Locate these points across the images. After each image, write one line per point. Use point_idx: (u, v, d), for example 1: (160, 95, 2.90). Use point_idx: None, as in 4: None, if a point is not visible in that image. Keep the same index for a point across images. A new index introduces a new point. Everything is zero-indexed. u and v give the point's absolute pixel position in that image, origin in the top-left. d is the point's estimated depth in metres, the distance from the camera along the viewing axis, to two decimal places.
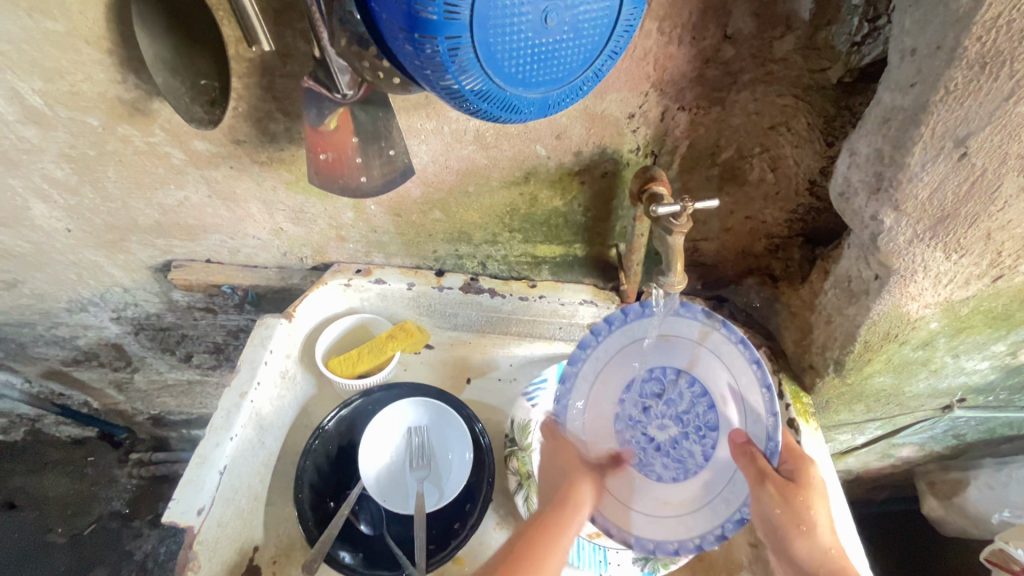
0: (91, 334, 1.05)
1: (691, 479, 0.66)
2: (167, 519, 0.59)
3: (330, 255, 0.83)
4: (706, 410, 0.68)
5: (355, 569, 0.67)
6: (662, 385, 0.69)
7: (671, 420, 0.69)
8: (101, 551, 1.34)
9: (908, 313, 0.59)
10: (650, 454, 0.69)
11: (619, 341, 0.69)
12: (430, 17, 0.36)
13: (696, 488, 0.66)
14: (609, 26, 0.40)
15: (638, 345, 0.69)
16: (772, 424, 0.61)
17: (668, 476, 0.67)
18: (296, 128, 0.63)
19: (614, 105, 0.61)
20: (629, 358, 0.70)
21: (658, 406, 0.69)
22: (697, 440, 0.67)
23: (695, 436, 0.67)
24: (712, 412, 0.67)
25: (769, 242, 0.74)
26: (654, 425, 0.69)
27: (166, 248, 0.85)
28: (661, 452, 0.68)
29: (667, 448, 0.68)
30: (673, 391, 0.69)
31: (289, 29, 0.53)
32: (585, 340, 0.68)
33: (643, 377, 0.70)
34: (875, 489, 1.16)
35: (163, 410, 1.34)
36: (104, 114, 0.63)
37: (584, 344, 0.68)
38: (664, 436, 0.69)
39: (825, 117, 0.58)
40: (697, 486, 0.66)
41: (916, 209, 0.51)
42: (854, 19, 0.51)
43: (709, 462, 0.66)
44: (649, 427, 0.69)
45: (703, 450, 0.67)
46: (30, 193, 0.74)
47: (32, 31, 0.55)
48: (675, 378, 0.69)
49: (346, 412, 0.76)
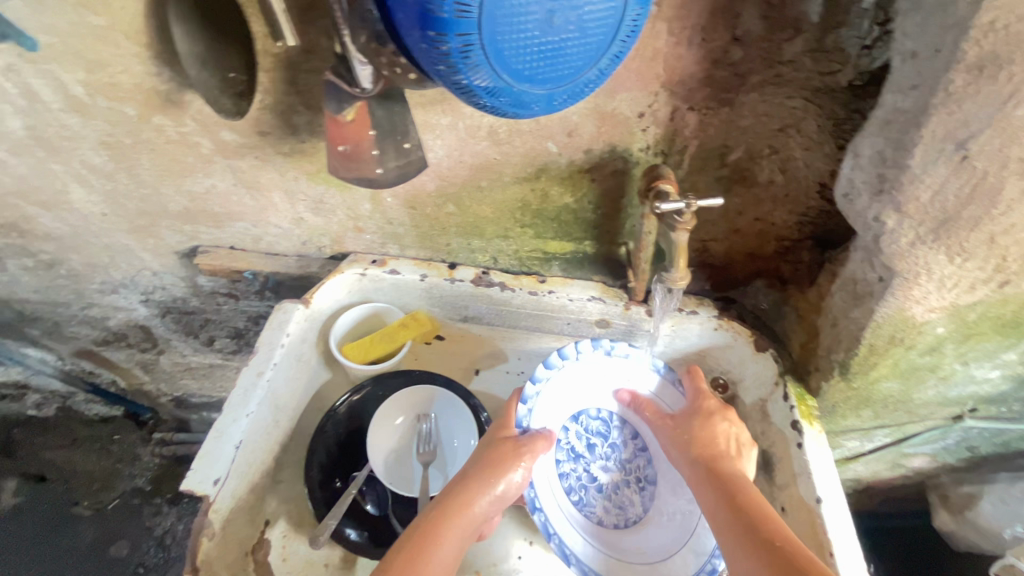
0: (121, 316, 1.11)
1: (630, 526, 0.71)
2: (185, 487, 0.63)
3: (347, 245, 0.86)
4: (646, 464, 0.75)
5: (361, 546, 0.70)
6: (606, 429, 0.76)
7: (613, 464, 0.75)
8: (123, 525, 1.41)
9: (913, 317, 0.59)
10: (590, 494, 0.73)
11: (592, 369, 0.76)
12: (442, 16, 0.38)
13: (638, 535, 0.70)
14: (613, 28, 0.42)
15: (607, 382, 0.77)
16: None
17: (610, 521, 0.71)
18: (318, 121, 0.66)
19: (624, 104, 0.62)
20: (592, 392, 0.77)
21: (601, 446, 0.75)
22: (637, 490, 0.73)
23: (634, 485, 0.74)
24: (650, 468, 0.74)
25: (779, 244, 0.74)
26: (596, 465, 0.74)
27: (193, 234, 0.89)
28: (604, 495, 0.73)
29: (609, 491, 0.73)
30: (620, 437, 0.76)
31: (314, 26, 0.56)
32: (566, 350, 0.74)
33: (591, 414, 0.76)
34: (886, 502, 1.14)
35: (186, 393, 1.39)
36: (140, 104, 0.67)
37: (565, 353, 0.74)
38: (606, 478, 0.74)
39: (835, 120, 0.59)
40: (635, 532, 0.71)
41: (919, 211, 0.51)
42: (864, 22, 0.52)
43: (647, 513, 0.72)
44: (593, 466, 0.74)
45: (641, 500, 0.73)
46: (70, 177, 0.79)
47: (77, 25, 0.59)
48: (620, 425, 0.76)
49: (357, 398, 0.79)
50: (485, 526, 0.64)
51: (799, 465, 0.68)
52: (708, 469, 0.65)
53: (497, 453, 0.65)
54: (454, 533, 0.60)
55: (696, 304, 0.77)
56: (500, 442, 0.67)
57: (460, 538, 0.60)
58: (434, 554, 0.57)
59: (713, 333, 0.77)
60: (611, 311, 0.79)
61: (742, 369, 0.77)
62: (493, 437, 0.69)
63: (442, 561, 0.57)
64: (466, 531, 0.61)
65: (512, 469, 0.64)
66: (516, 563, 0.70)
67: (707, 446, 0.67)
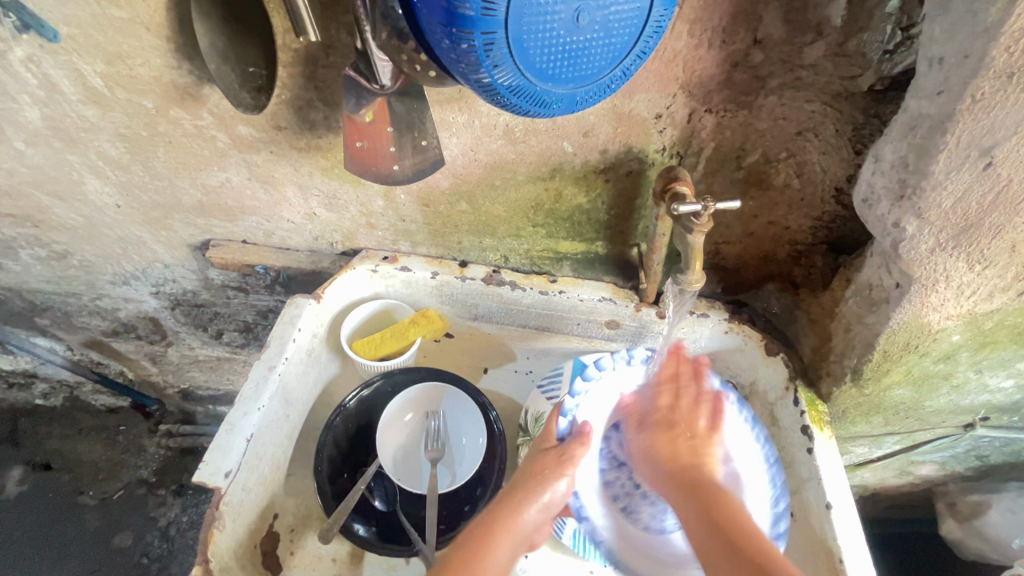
0: (131, 307, 1.11)
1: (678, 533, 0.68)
2: (197, 479, 0.63)
3: (359, 241, 0.87)
4: None
5: (369, 541, 0.70)
6: None
7: None
8: (127, 516, 1.42)
9: (930, 324, 0.58)
10: (636, 500, 0.69)
11: (626, 375, 0.73)
12: (467, 13, 0.38)
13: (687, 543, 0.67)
14: (638, 27, 0.42)
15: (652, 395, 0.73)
16: (772, 471, 0.67)
17: (655, 525, 0.68)
18: (334, 117, 0.66)
19: (642, 105, 0.62)
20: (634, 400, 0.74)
21: None
22: None
23: None
24: None
25: (792, 248, 0.74)
26: None
27: (206, 228, 0.89)
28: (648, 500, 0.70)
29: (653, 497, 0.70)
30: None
31: (334, 22, 0.56)
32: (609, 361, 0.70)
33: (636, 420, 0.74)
34: (891, 509, 1.14)
35: (192, 385, 1.39)
36: (158, 97, 0.67)
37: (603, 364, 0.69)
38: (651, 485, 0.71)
39: (853, 125, 0.59)
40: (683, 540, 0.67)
41: (940, 217, 0.51)
42: (887, 27, 0.52)
43: None
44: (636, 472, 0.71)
45: None
46: (85, 169, 0.80)
47: (98, 17, 0.59)
48: None
49: (367, 394, 0.79)
50: (537, 534, 0.65)
51: (808, 470, 0.67)
52: (674, 482, 0.64)
53: (543, 461, 0.66)
54: (504, 544, 0.61)
55: (706, 307, 0.77)
56: (546, 451, 0.67)
57: (510, 547, 0.61)
58: (484, 563, 0.58)
59: (723, 336, 0.77)
60: (621, 311, 0.79)
61: (752, 373, 0.77)
62: (538, 447, 0.68)
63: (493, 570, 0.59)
64: (517, 541, 0.62)
65: (558, 479, 0.64)
66: (522, 562, 0.69)
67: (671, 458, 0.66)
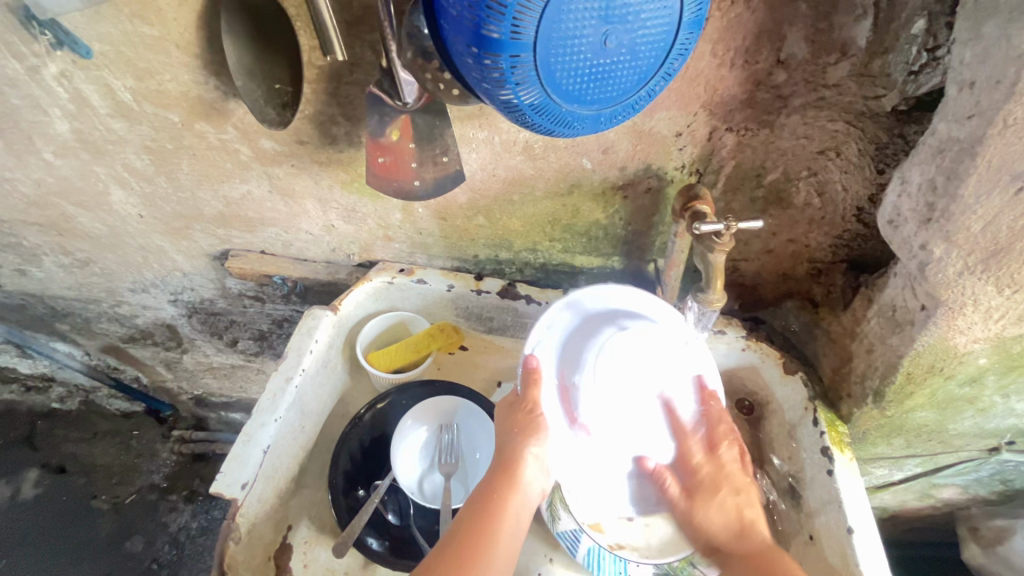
0: (149, 314, 1.13)
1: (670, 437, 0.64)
2: (214, 490, 0.64)
3: (376, 253, 0.87)
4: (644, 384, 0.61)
5: (383, 556, 0.70)
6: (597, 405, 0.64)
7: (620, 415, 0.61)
8: (139, 521, 1.42)
9: (956, 346, 0.58)
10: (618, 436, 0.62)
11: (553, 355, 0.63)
12: (496, 36, 0.38)
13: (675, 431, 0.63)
14: (664, 50, 0.42)
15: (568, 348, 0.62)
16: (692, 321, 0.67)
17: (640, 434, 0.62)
18: (356, 132, 0.67)
19: (661, 123, 0.62)
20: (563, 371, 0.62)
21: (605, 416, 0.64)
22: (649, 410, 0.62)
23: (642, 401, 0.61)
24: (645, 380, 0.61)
25: (811, 266, 0.73)
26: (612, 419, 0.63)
27: (226, 238, 0.90)
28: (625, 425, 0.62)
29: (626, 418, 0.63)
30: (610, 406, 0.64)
31: (359, 41, 0.57)
32: None
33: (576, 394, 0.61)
34: (911, 531, 1.12)
35: (206, 392, 1.40)
36: (185, 111, 0.68)
37: None
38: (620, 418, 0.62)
39: (876, 144, 0.58)
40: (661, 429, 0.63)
41: (968, 241, 0.50)
42: (912, 48, 0.51)
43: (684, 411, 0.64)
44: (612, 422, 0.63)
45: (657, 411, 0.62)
46: (111, 180, 0.81)
47: (130, 35, 0.61)
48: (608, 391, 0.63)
49: (381, 405, 0.79)
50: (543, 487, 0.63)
51: (827, 493, 0.65)
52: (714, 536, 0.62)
53: (517, 419, 0.63)
54: (509, 511, 0.59)
55: (723, 323, 0.74)
56: (516, 406, 0.64)
57: (516, 512, 0.60)
58: (489, 539, 0.57)
59: (740, 353, 0.75)
60: None
61: (770, 393, 0.75)
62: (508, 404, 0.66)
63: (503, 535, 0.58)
64: (520, 502, 0.61)
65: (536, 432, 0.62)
66: None
67: (723, 519, 0.62)
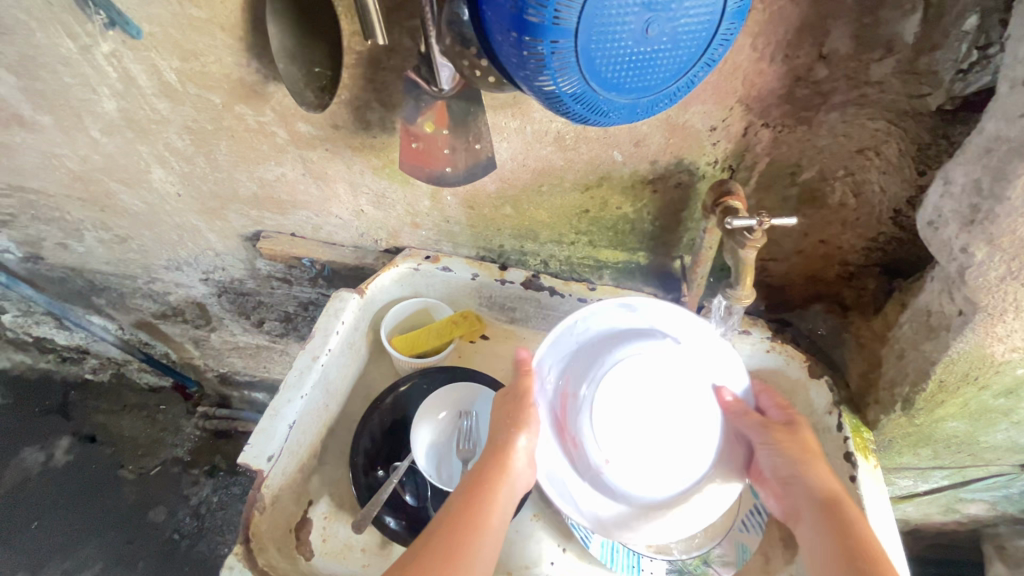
0: (181, 291, 1.16)
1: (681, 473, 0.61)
2: (242, 461, 0.66)
3: (402, 239, 0.89)
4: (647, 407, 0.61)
5: (399, 534, 0.72)
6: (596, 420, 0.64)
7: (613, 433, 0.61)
8: (162, 492, 1.48)
9: (992, 355, 0.56)
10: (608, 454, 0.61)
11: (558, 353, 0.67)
12: (537, 21, 0.39)
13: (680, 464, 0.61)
14: (706, 39, 0.42)
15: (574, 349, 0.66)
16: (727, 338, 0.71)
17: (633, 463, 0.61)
18: (390, 118, 0.68)
19: (696, 117, 0.62)
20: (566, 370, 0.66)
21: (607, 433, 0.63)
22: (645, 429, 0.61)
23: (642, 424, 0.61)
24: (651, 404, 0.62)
25: (843, 268, 0.71)
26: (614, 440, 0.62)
27: (258, 219, 0.93)
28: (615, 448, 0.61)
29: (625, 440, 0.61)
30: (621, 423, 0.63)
31: (398, 27, 0.58)
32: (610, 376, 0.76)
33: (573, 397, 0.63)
34: (932, 547, 1.09)
35: (231, 370, 1.44)
36: (226, 93, 0.70)
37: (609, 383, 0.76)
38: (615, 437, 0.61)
39: (918, 145, 0.57)
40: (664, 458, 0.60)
41: (1013, 245, 0.49)
42: (962, 46, 0.50)
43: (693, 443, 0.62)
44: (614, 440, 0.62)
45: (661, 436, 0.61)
46: (153, 159, 0.84)
47: (178, 17, 0.63)
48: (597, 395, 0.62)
49: (403, 389, 0.80)
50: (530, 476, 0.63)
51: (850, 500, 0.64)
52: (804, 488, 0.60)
53: (512, 410, 0.64)
54: (499, 503, 0.59)
55: (748, 323, 0.73)
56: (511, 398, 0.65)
57: (505, 503, 0.59)
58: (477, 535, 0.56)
59: (766, 355, 0.73)
60: None
61: (794, 396, 0.74)
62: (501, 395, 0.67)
63: (490, 531, 0.57)
64: (510, 493, 0.60)
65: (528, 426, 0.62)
66: (548, 569, 0.69)
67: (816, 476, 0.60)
